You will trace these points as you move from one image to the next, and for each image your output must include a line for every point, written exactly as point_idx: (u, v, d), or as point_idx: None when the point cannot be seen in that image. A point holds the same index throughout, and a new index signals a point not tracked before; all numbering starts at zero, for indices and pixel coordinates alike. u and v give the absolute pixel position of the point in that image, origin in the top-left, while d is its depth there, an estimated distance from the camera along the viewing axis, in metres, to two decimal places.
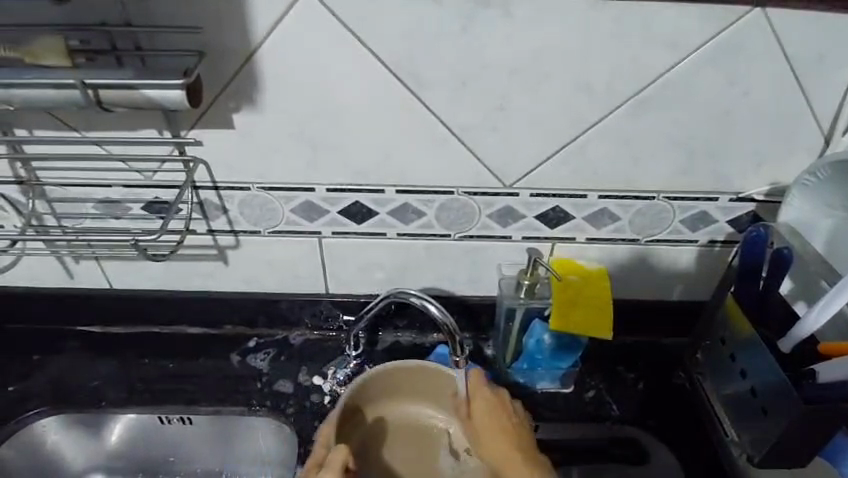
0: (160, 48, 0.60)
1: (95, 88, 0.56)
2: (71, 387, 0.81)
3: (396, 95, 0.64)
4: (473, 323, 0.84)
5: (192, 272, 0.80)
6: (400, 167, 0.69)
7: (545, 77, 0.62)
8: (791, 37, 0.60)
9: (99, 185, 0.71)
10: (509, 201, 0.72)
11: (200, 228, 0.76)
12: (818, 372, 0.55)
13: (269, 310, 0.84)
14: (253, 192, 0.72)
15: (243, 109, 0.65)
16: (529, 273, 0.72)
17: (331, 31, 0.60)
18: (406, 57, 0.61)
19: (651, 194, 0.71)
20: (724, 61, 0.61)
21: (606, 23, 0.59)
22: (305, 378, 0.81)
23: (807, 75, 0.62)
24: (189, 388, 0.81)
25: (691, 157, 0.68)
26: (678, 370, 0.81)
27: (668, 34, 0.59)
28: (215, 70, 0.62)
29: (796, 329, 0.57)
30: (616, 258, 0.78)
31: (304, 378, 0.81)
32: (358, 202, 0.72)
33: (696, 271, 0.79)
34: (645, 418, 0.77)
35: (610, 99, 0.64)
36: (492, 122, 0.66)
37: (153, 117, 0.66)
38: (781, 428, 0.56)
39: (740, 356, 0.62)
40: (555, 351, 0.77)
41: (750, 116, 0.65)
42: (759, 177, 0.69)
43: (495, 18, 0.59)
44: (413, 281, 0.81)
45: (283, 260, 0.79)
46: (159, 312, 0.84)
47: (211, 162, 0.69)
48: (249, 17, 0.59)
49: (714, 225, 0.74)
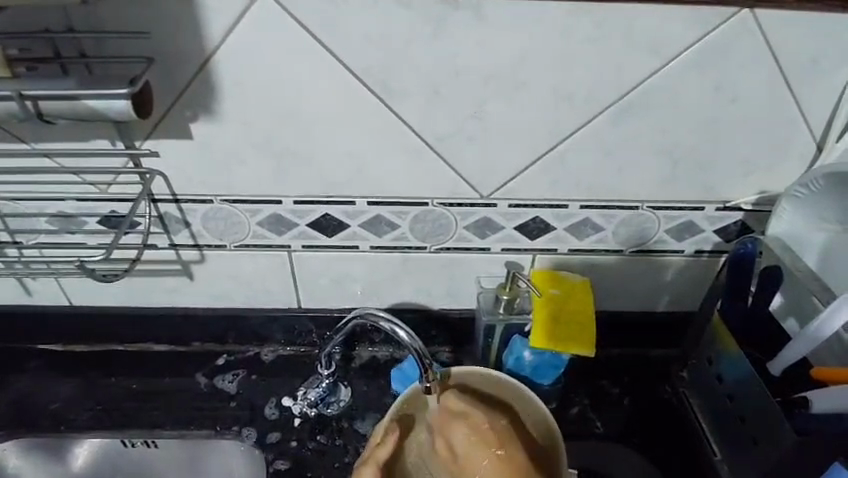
0: (108, 55, 0.56)
1: (33, 99, 0.52)
2: (30, 410, 0.77)
3: (365, 102, 0.60)
4: (452, 337, 0.81)
5: (155, 288, 0.76)
6: (371, 178, 0.66)
7: (522, 84, 0.59)
8: (781, 40, 0.56)
9: (51, 199, 0.67)
10: (487, 212, 0.68)
11: (161, 242, 0.72)
12: (811, 401, 0.51)
13: (240, 326, 0.80)
14: (216, 205, 0.68)
15: (201, 119, 0.61)
16: (508, 288, 0.69)
17: (293, 35, 0.56)
18: (373, 62, 0.58)
19: (636, 204, 0.68)
20: (711, 66, 0.58)
21: (585, 26, 0.55)
22: (271, 412, 0.76)
23: (798, 80, 0.59)
24: (155, 410, 0.77)
25: (676, 166, 0.65)
26: (665, 384, 0.78)
27: (651, 37, 0.56)
28: (169, 77, 0.58)
29: (787, 352, 0.54)
30: (599, 270, 0.74)
31: (270, 411, 0.76)
32: (328, 214, 0.69)
33: (682, 282, 0.76)
34: (631, 435, 0.74)
35: (591, 106, 0.60)
36: (468, 131, 0.62)
37: (105, 127, 0.62)
38: (770, 458, 0.53)
39: (727, 376, 0.59)
40: (535, 370, 0.73)
41: (737, 122, 0.61)
42: (747, 186, 0.66)
43: (468, 22, 0.55)
44: (389, 295, 0.77)
45: (251, 275, 0.75)
46: (123, 329, 0.80)
47: (170, 174, 0.65)
48: (203, 22, 0.55)
49: (700, 234, 0.71)
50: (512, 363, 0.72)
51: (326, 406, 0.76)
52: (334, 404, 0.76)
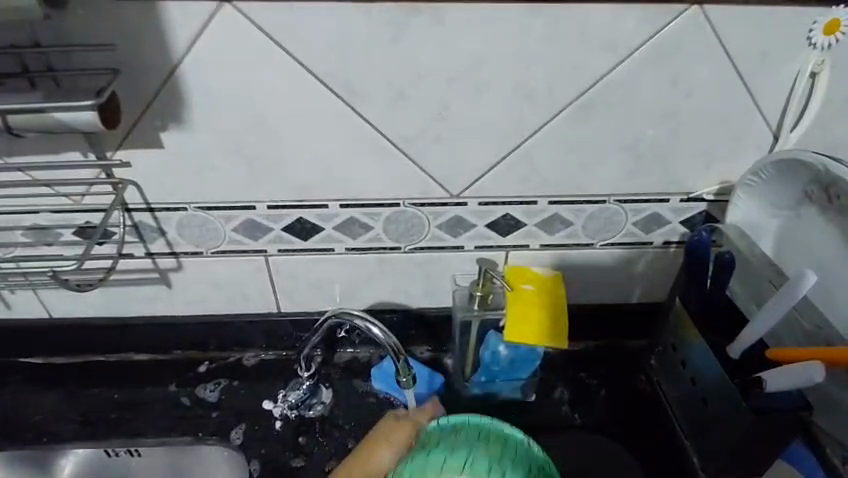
0: (75, 68, 0.57)
1: (1, 113, 0.53)
2: (10, 423, 0.77)
3: (331, 106, 0.61)
4: (430, 335, 0.82)
5: (133, 297, 0.77)
6: (341, 181, 0.67)
7: (483, 84, 0.60)
8: (732, 33, 0.58)
9: (25, 211, 0.68)
10: (458, 211, 0.70)
11: (137, 252, 0.72)
12: (766, 381, 0.52)
13: (220, 333, 0.81)
14: (190, 213, 0.69)
15: (170, 128, 0.62)
16: (481, 285, 0.70)
17: (257, 42, 0.57)
18: (337, 68, 0.59)
19: (601, 198, 0.69)
20: (666, 61, 0.60)
21: (541, 27, 0.57)
22: (236, 436, 0.75)
23: (751, 72, 0.61)
24: (136, 418, 0.77)
25: (639, 159, 0.66)
26: (640, 374, 0.80)
27: (606, 36, 0.58)
28: (135, 88, 0.59)
29: (745, 334, 0.56)
30: (571, 264, 0.76)
31: (236, 435, 0.75)
32: (301, 218, 0.70)
33: (653, 273, 0.77)
34: (606, 423, 0.75)
35: (552, 103, 0.62)
36: (434, 132, 0.63)
37: (76, 138, 0.62)
38: (732, 437, 0.56)
39: (690, 360, 0.62)
40: (513, 363, 0.74)
41: (694, 116, 0.63)
42: (709, 178, 0.68)
43: (427, 26, 0.57)
44: (366, 296, 0.78)
45: (230, 281, 0.76)
46: (104, 339, 0.81)
47: (143, 183, 0.66)
48: (167, 31, 0.56)
49: (668, 226, 0.73)
50: (488, 358, 0.74)
51: (307, 408, 0.77)
52: (316, 406, 0.77)
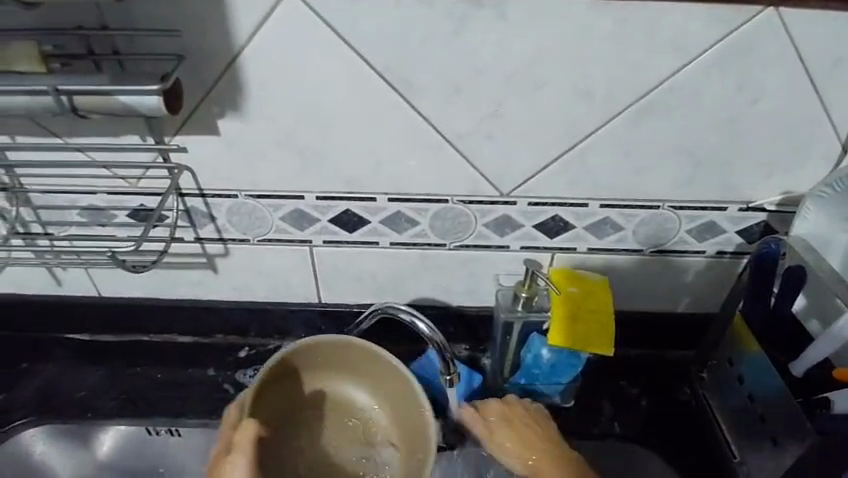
0: (139, 52, 0.58)
1: (69, 95, 0.54)
2: (58, 396, 0.79)
3: (387, 98, 0.61)
4: (468, 334, 0.81)
5: (180, 279, 0.78)
6: (390, 174, 0.67)
7: (543, 83, 0.59)
8: (807, 39, 0.56)
9: (83, 192, 0.69)
10: (506, 210, 0.69)
11: (187, 236, 0.74)
12: (833, 402, 0.54)
13: (261, 320, 0.81)
14: (240, 200, 0.69)
15: (227, 115, 0.63)
16: (526, 286, 0.68)
17: (317, 31, 0.57)
18: (396, 61, 0.58)
19: (656, 204, 0.68)
20: (735, 65, 0.57)
21: (607, 25, 0.55)
22: None
23: (825, 80, 0.58)
24: (177, 399, 0.79)
25: (697, 165, 0.64)
26: (684, 385, 0.78)
27: (674, 37, 0.56)
28: (196, 74, 0.60)
29: (810, 352, 0.57)
30: (618, 269, 0.74)
31: None
32: (349, 210, 0.70)
33: (703, 283, 0.75)
34: (647, 436, 0.74)
35: (611, 104, 0.60)
36: (487, 129, 0.63)
37: (136, 123, 0.64)
38: (793, 457, 0.56)
39: (749, 376, 0.62)
40: (553, 368, 0.72)
41: (759, 122, 0.61)
42: (770, 187, 0.66)
43: (489, 22, 0.56)
44: (408, 292, 0.78)
45: (274, 269, 0.76)
46: (149, 320, 0.82)
47: (197, 169, 0.67)
48: (230, 18, 0.56)
49: (722, 235, 0.70)
50: (529, 360, 0.73)
51: None
52: None
